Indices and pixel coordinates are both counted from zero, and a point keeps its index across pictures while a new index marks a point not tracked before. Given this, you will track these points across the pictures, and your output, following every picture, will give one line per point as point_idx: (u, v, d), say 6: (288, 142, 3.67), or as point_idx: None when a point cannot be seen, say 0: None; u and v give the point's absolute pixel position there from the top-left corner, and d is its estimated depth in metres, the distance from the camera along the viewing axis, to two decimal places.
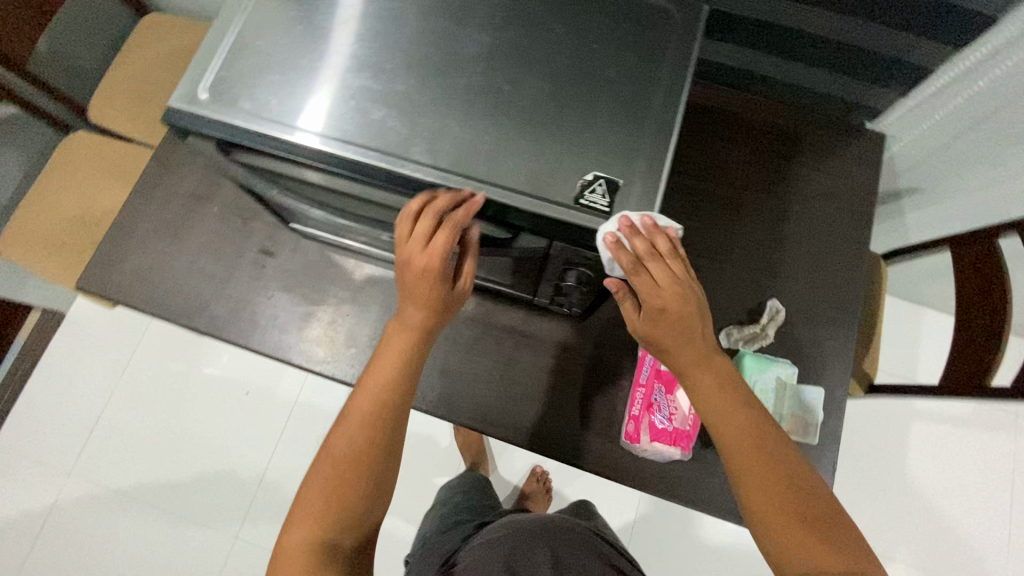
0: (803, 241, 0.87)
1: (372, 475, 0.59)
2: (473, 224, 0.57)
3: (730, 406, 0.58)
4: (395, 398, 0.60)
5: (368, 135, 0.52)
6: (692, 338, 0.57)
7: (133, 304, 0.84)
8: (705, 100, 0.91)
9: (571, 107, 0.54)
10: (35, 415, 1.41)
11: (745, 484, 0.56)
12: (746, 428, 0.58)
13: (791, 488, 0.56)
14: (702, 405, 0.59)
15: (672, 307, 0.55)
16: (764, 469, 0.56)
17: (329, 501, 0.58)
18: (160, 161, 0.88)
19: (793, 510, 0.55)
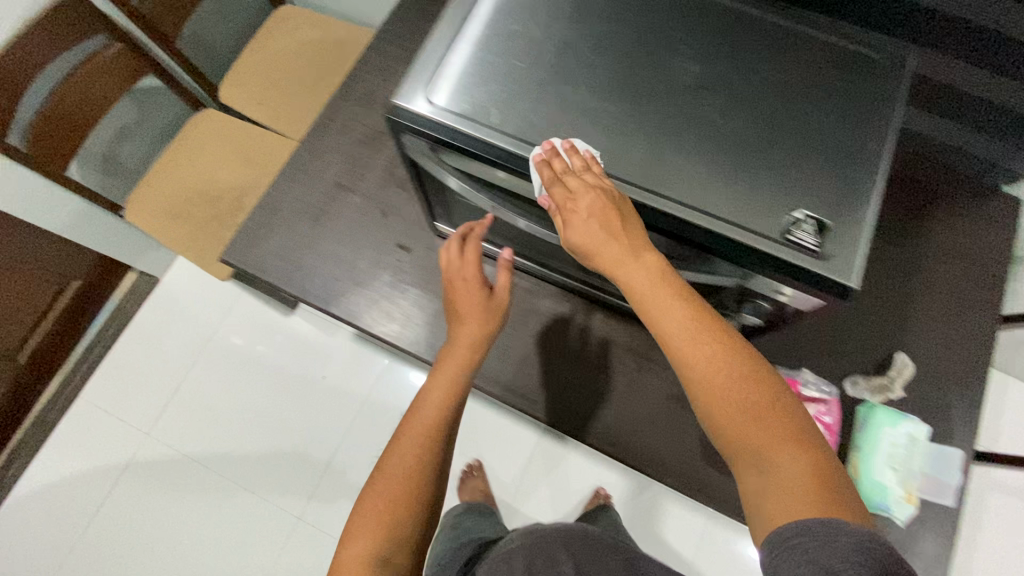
0: (933, 297, 0.86)
1: (423, 482, 0.62)
2: (668, 245, 0.57)
3: (673, 314, 0.50)
4: (446, 406, 0.67)
5: (580, 152, 0.54)
6: (613, 233, 0.51)
7: (271, 280, 0.86)
8: None
9: (779, 144, 0.54)
10: (121, 373, 1.46)
11: (697, 389, 0.49)
12: (683, 324, 0.50)
13: (748, 407, 0.48)
14: (641, 306, 0.52)
15: (583, 204, 0.50)
16: (715, 386, 0.48)
17: (387, 506, 0.60)
18: (309, 148, 0.92)
19: (751, 430, 0.47)
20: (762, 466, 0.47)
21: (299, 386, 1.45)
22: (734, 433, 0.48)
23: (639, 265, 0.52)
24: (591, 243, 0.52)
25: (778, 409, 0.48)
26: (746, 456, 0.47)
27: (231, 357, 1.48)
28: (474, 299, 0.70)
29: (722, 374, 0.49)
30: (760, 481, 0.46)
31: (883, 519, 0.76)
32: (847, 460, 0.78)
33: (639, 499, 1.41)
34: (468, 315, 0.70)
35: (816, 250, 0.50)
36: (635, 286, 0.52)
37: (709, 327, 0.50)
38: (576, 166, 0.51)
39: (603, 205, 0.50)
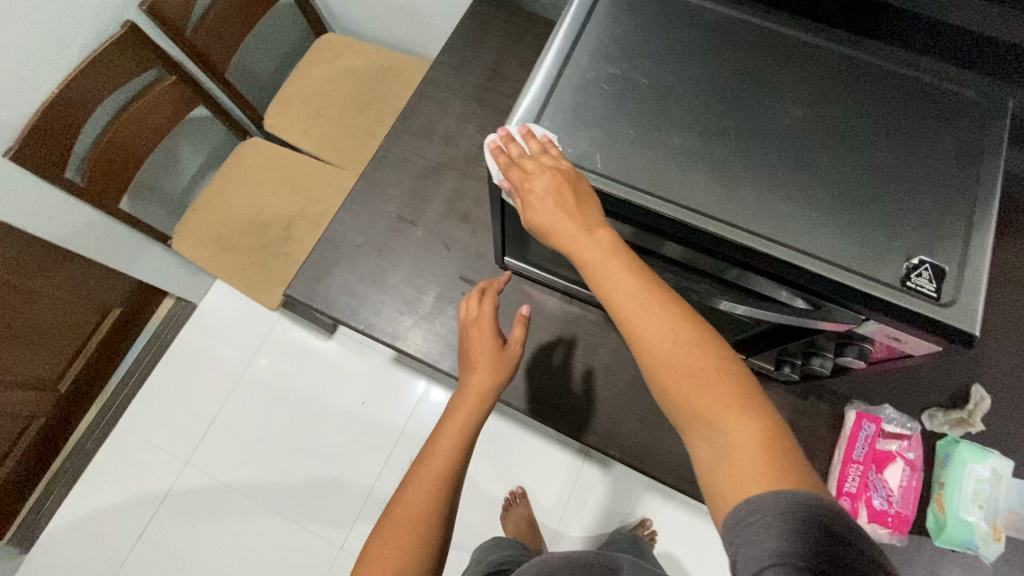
0: (1009, 329, 0.83)
1: (432, 530, 0.62)
2: (773, 289, 0.57)
3: (624, 287, 0.51)
4: (455, 448, 0.66)
5: (689, 196, 0.53)
6: (565, 210, 0.53)
7: (335, 315, 0.86)
8: None
9: (887, 189, 0.53)
10: (160, 400, 1.46)
11: (650, 362, 0.49)
12: (633, 295, 0.50)
13: (697, 378, 0.47)
14: (595, 281, 0.53)
15: (538, 182, 0.52)
16: (666, 358, 0.48)
17: (395, 552, 0.60)
18: (369, 180, 0.92)
19: (701, 400, 0.47)
20: (711, 434, 0.46)
21: (338, 412, 1.44)
22: (688, 404, 0.47)
23: (595, 241, 0.53)
24: (547, 222, 0.53)
25: (729, 382, 0.47)
26: (697, 427, 0.47)
27: (269, 383, 1.47)
28: (486, 348, 0.71)
29: (673, 345, 0.49)
30: (711, 453, 0.46)
31: (969, 557, 0.74)
32: (931, 497, 0.76)
33: (616, 493, 1.41)
34: (481, 364, 0.71)
35: (936, 297, 0.50)
36: (588, 262, 0.53)
37: (659, 298, 0.50)
38: (533, 150, 0.54)
39: (557, 183, 0.52)
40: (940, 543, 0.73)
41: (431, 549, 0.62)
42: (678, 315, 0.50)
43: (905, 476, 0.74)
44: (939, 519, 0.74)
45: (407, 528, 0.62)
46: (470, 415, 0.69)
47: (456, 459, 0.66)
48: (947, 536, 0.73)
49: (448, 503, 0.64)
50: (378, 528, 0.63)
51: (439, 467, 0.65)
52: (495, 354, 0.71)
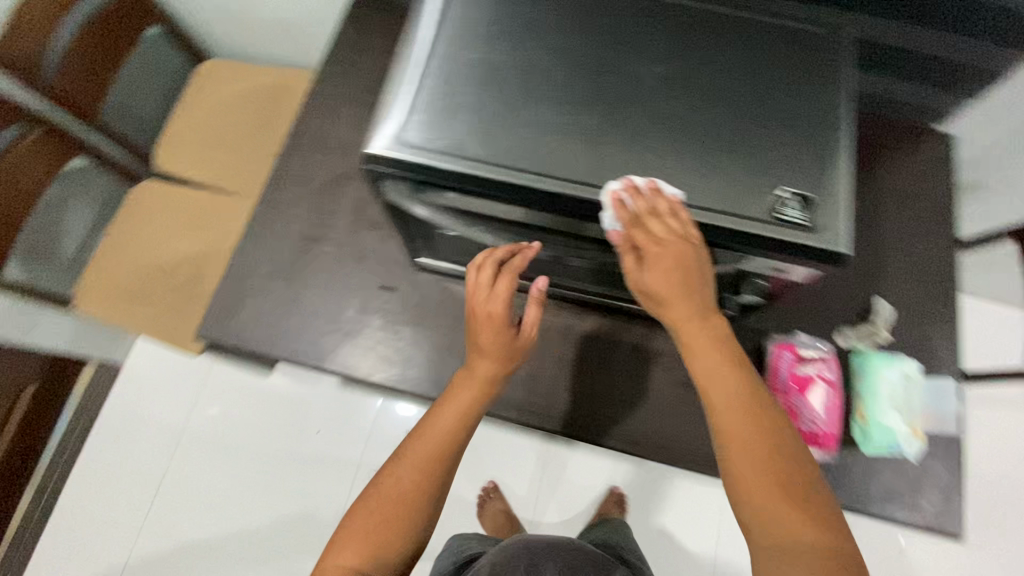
0: (896, 238, 0.91)
1: (419, 512, 0.59)
2: None
3: (716, 363, 0.55)
4: (452, 445, 0.61)
5: (567, 168, 0.54)
6: (688, 289, 0.54)
7: (256, 348, 0.83)
8: None
9: (750, 128, 0.56)
10: (100, 471, 1.37)
11: (732, 450, 0.52)
12: (734, 391, 0.54)
13: (776, 464, 0.51)
14: (698, 366, 0.56)
15: (665, 253, 0.52)
16: (743, 436, 0.52)
17: (377, 526, 0.58)
18: (267, 204, 0.89)
19: (778, 503, 0.50)
20: (782, 541, 0.49)
21: (295, 445, 1.40)
22: (754, 485, 0.51)
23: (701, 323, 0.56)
24: (664, 291, 0.54)
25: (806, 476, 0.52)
26: (759, 508, 0.51)
27: (215, 431, 1.40)
28: (500, 331, 0.60)
29: (761, 446, 0.52)
30: (770, 529, 0.50)
31: (897, 459, 0.79)
32: (853, 407, 0.81)
33: (630, 480, 1.42)
34: (490, 353, 0.62)
35: (808, 225, 0.52)
36: (691, 342, 0.56)
37: (752, 384, 0.55)
38: (662, 210, 0.52)
39: (683, 260, 0.52)
40: (868, 451, 0.78)
41: (414, 530, 0.59)
42: (772, 423, 0.53)
43: (827, 396, 0.78)
44: (863, 429, 0.79)
45: (390, 507, 0.58)
46: (470, 405, 0.62)
47: (451, 447, 0.61)
48: (873, 443, 0.78)
49: (436, 496, 0.61)
50: (361, 500, 0.60)
51: (429, 452, 0.60)
52: (506, 340, 0.61)
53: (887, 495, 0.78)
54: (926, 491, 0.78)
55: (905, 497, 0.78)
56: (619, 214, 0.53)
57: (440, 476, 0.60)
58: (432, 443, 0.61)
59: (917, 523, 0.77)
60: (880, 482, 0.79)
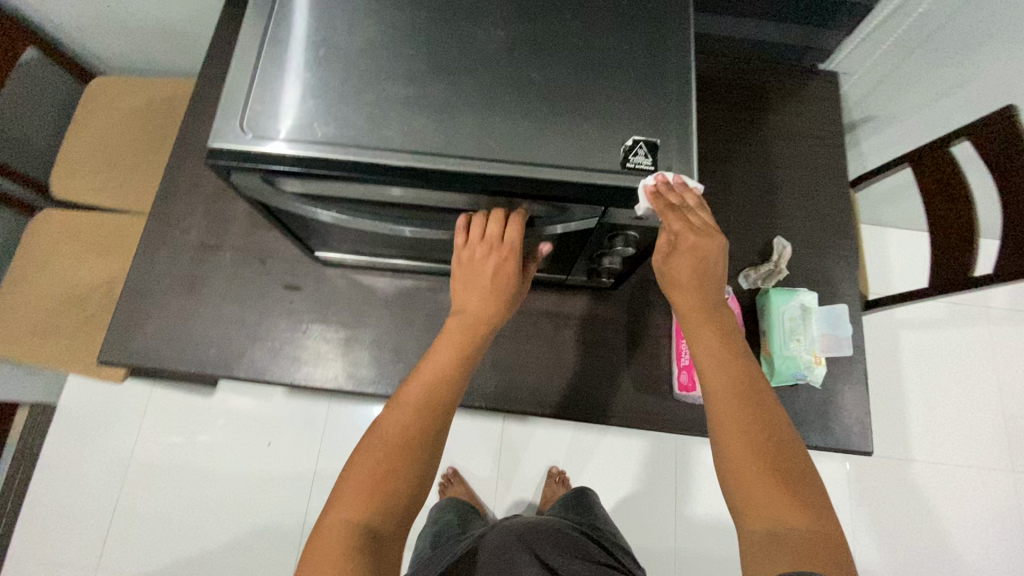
0: (791, 177, 0.93)
1: (422, 462, 0.55)
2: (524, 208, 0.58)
3: (717, 350, 0.58)
4: (452, 394, 0.59)
5: (414, 142, 0.53)
6: (704, 277, 0.58)
7: (163, 364, 0.81)
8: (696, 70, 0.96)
9: (597, 82, 0.57)
10: (47, 515, 1.33)
11: (727, 432, 0.54)
12: (735, 374, 0.57)
13: (768, 446, 0.53)
14: (699, 352, 0.59)
15: (697, 243, 0.56)
16: (737, 415, 0.54)
17: (382, 473, 0.53)
18: (159, 218, 0.86)
19: (772, 489, 0.51)
20: (778, 525, 0.49)
21: (249, 459, 1.38)
22: (743, 464, 0.52)
23: (705, 313, 0.59)
24: (686, 276, 0.58)
25: (799, 463, 0.53)
26: (744, 489, 0.52)
27: (163, 458, 1.37)
28: (497, 277, 0.60)
29: (758, 429, 0.54)
30: (757, 509, 0.51)
31: (805, 387, 0.83)
32: (760, 345, 0.85)
33: (579, 448, 1.45)
34: (486, 296, 0.60)
35: (654, 171, 0.53)
36: (694, 328, 0.59)
37: (751, 373, 0.57)
38: (688, 202, 0.55)
39: (710, 249, 0.56)
40: (775, 383, 0.82)
41: (414, 483, 0.54)
42: (770, 412, 0.55)
43: None
44: (769, 364, 0.82)
45: (393, 448, 0.54)
46: (471, 348, 0.60)
47: (451, 391, 0.59)
48: (778, 376, 0.81)
49: (437, 448, 0.57)
50: (361, 449, 0.55)
51: (423, 401, 0.57)
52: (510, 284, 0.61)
53: (799, 423, 0.82)
54: (834, 415, 0.82)
55: (816, 423, 0.82)
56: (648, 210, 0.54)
57: (439, 427, 0.57)
58: (432, 391, 0.58)
59: (829, 446, 0.81)
60: (792, 412, 0.82)
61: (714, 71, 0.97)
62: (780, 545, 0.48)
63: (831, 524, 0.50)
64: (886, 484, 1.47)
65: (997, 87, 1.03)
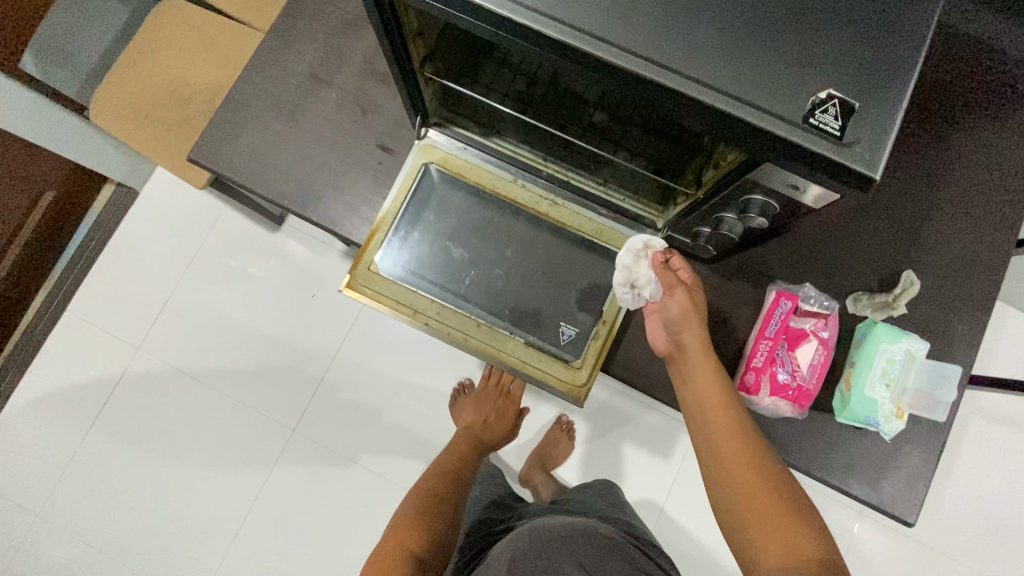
0: (951, 210, 0.80)
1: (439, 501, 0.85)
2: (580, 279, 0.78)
3: (716, 411, 0.66)
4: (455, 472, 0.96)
5: (579, 17, 0.46)
6: (699, 312, 0.70)
7: (245, 183, 0.81)
8: None
9: (809, 11, 0.47)
10: (108, 286, 1.43)
11: (721, 447, 0.64)
12: (718, 397, 0.66)
13: (758, 458, 0.63)
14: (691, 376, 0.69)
15: (695, 287, 0.72)
16: (730, 444, 0.64)
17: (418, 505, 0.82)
18: (279, 34, 0.83)
19: (764, 493, 0.60)
20: (772, 523, 0.59)
21: (290, 304, 1.43)
22: (740, 492, 0.61)
23: (697, 349, 0.69)
24: (695, 312, 0.70)
25: (800, 499, 0.60)
26: (742, 502, 0.61)
27: (216, 275, 1.44)
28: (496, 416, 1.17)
29: (744, 443, 0.63)
30: (755, 520, 0.60)
31: (871, 435, 0.75)
32: (841, 376, 0.76)
33: (603, 414, 1.38)
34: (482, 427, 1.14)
35: (838, 136, 0.45)
36: (688, 357, 0.69)
37: (732, 394, 0.67)
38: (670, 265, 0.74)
39: (700, 293, 0.72)
40: (842, 420, 0.74)
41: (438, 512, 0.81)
42: (748, 426, 0.65)
43: (816, 354, 0.74)
44: (844, 399, 0.74)
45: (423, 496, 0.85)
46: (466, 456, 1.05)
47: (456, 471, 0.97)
48: (850, 414, 0.73)
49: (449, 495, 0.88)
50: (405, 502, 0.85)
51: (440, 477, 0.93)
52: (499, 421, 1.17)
53: (848, 467, 0.75)
54: (891, 474, 0.75)
55: (866, 474, 0.75)
56: (643, 254, 0.74)
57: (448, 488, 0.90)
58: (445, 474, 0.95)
59: (870, 501, 0.75)
60: (846, 453, 0.75)
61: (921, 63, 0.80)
62: (778, 546, 0.57)
63: (820, 527, 0.59)
64: (890, 558, 1.40)
65: None
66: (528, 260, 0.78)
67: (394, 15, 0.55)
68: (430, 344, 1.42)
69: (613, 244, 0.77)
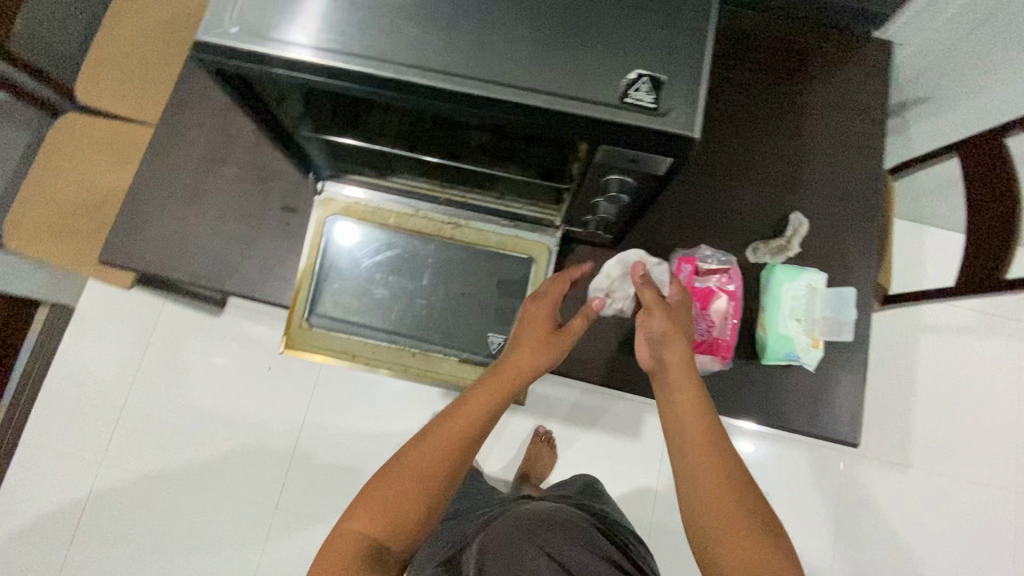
0: (821, 151, 0.87)
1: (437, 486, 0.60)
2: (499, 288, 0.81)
3: (698, 434, 0.64)
4: (455, 449, 0.62)
5: (404, 55, 0.51)
6: (680, 332, 0.70)
7: (160, 272, 0.83)
8: (733, 26, 0.88)
9: (607, 8, 0.52)
10: (60, 408, 1.40)
11: (698, 471, 0.62)
12: (700, 422, 0.65)
13: (734, 485, 0.61)
14: (674, 398, 0.67)
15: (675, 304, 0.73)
16: (709, 471, 0.62)
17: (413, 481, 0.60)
18: (167, 126, 0.87)
19: (737, 520, 0.59)
20: (743, 552, 0.57)
21: (248, 382, 1.42)
22: (711, 516, 0.60)
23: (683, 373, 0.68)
24: (672, 333, 0.70)
25: (776, 531, 0.59)
26: (715, 529, 0.59)
27: (168, 370, 1.43)
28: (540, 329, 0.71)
29: (721, 472, 0.62)
30: (725, 544, 0.58)
31: (799, 370, 0.79)
32: (757, 321, 0.81)
33: (577, 415, 1.40)
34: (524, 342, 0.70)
35: (653, 108, 0.50)
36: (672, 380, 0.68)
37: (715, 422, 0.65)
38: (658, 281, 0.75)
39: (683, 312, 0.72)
40: (768, 362, 0.78)
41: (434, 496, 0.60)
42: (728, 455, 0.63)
43: (727, 306, 0.78)
44: (764, 341, 0.78)
45: (411, 479, 0.60)
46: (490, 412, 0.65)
47: (458, 450, 0.62)
48: (773, 354, 0.77)
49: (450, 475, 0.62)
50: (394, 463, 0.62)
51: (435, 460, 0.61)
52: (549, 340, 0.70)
53: (786, 404, 0.79)
54: (825, 400, 0.79)
55: (803, 406, 0.79)
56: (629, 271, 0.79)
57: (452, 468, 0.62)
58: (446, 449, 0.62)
59: (813, 431, 0.78)
60: (780, 393, 0.79)
61: (737, 27, 0.89)
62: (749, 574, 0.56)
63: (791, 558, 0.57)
64: (879, 487, 1.44)
65: None
66: (443, 284, 0.82)
67: (249, 88, 0.59)
68: (395, 388, 1.43)
69: (519, 251, 0.82)
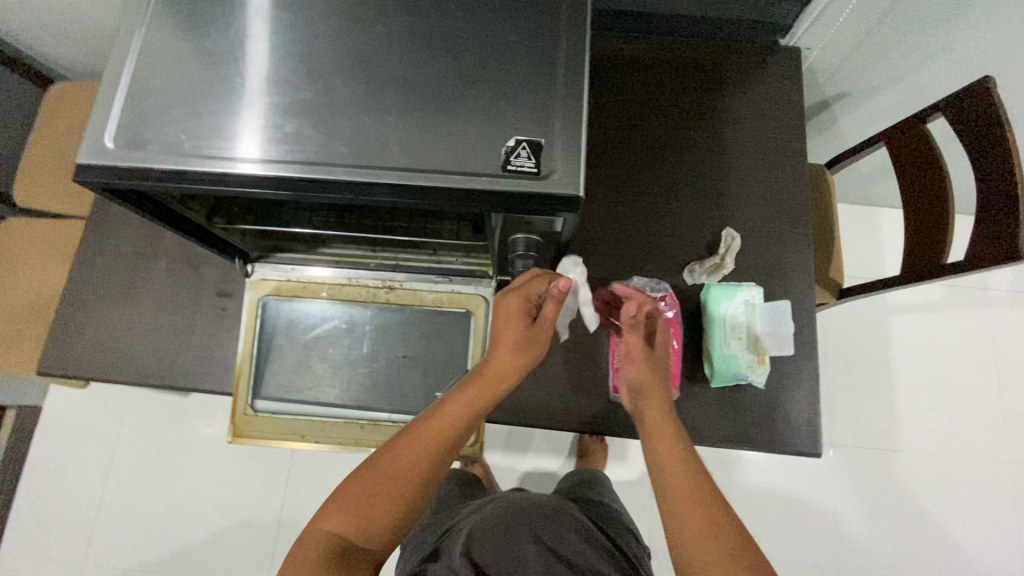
0: (744, 164, 0.88)
1: (416, 495, 0.57)
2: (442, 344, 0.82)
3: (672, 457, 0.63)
4: (440, 452, 0.59)
5: (284, 152, 0.51)
6: (659, 361, 0.71)
7: (101, 375, 0.82)
8: (640, 54, 0.90)
9: (481, 79, 0.53)
10: (37, 511, 1.38)
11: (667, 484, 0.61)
12: (670, 436, 0.65)
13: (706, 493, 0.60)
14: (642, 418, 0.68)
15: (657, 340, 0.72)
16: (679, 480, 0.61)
17: (390, 489, 0.56)
18: (95, 228, 0.86)
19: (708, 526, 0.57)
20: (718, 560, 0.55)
21: (225, 458, 1.40)
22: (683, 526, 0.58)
23: (652, 393, 0.68)
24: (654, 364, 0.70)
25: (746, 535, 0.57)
26: (689, 540, 0.57)
27: (143, 457, 1.40)
28: (517, 314, 0.64)
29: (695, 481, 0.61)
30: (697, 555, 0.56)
31: (749, 388, 0.79)
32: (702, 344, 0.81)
33: (561, 446, 1.39)
34: (506, 336, 0.64)
35: (535, 171, 0.50)
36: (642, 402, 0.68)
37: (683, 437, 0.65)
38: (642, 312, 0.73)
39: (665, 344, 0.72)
40: (716, 384, 0.78)
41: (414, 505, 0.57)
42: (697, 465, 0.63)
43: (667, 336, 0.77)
44: (710, 364, 0.79)
45: (389, 483, 0.56)
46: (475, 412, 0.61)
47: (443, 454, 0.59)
48: (718, 376, 0.77)
49: (433, 480, 0.58)
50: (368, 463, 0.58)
51: (416, 465, 0.58)
52: (529, 328, 0.64)
53: (741, 424, 0.78)
54: (780, 415, 0.78)
55: (759, 424, 0.78)
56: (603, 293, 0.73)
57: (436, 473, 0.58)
58: (426, 453, 0.58)
59: (771, 448, 0.78)
60: (733, 414, 0.78)
61: (625, 57, 0.90)
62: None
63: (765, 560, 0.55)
64: (872, 475, 1.43)
65: (979, 55, 0.96)
66: (384, 351, 0.84)
67: (148, 199, 0.59)
68: None
69: (456, 306, 0.81)
